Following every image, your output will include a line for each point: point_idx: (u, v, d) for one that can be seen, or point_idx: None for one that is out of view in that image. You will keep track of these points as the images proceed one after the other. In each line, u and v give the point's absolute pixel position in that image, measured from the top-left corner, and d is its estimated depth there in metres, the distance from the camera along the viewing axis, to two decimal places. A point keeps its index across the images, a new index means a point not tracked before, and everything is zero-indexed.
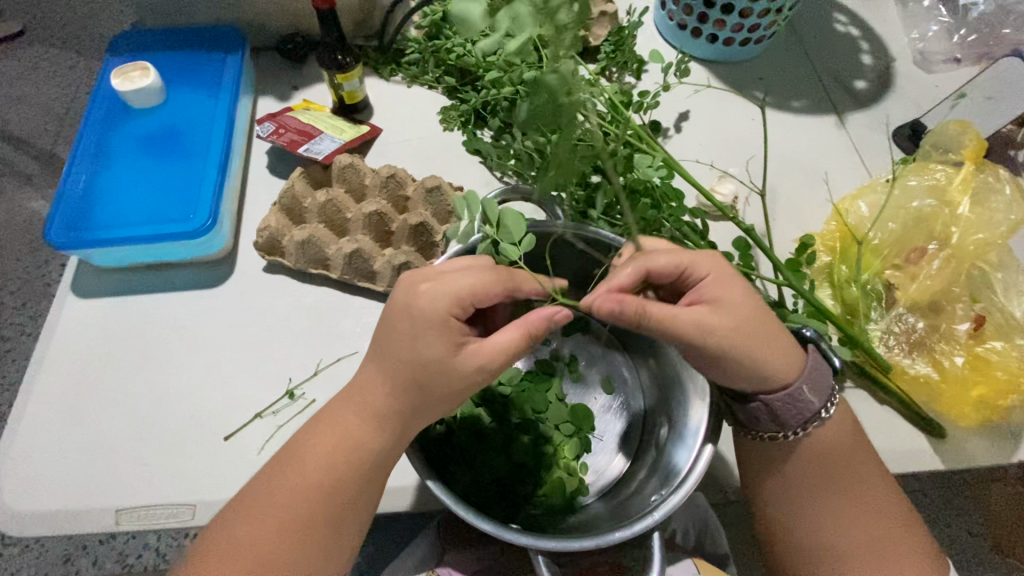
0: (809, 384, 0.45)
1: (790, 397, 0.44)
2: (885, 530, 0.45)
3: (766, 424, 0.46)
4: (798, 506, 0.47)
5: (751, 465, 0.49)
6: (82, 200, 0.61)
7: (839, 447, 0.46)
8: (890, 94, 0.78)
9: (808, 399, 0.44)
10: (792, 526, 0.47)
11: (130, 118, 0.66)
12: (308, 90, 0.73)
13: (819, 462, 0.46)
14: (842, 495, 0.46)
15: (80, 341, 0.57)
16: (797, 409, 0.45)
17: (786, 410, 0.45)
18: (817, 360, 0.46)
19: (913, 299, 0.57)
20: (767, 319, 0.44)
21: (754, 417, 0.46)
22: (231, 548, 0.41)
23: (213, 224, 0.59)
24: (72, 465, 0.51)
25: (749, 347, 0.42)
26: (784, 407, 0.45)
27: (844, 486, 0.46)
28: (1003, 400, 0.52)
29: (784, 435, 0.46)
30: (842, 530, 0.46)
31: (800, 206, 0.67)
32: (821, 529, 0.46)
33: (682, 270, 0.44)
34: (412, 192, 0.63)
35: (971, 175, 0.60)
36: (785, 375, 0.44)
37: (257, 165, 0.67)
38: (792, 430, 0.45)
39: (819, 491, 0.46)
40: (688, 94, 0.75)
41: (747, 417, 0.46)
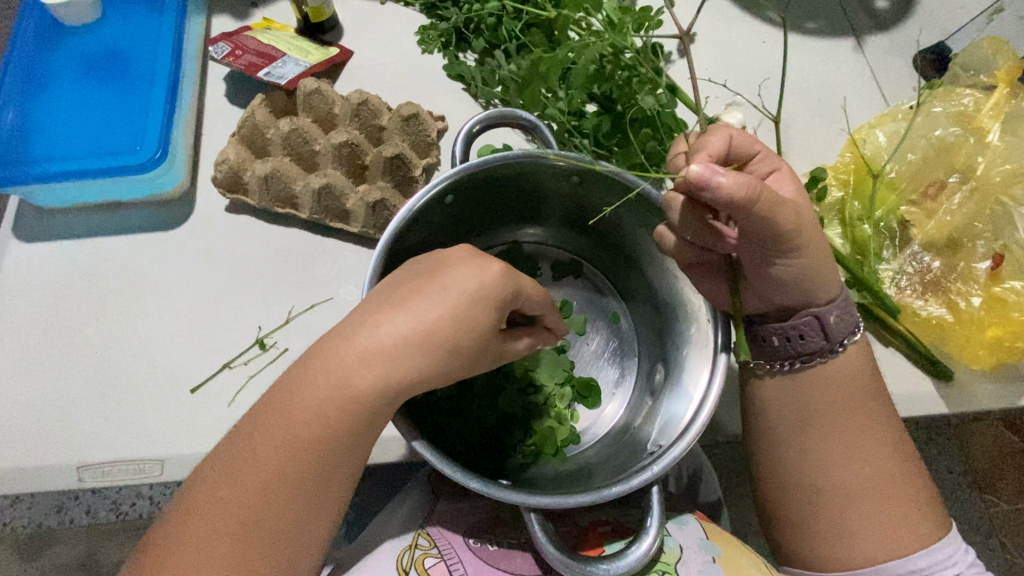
0: (842, 309, 0.43)
1: (825, 314, 0.42)
2: (892, 469, 0.44)
3: (814, 343, 0.43)
4: (789, 447, 0.45)
5: (753, 415, 0.46)
6: (13, 131, 0.54)
7: (839, 392, 0.44)
8: (915, 13, 0.71)
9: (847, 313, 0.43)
10: (772, 460, 0.46)
11: (64, 38, 0.58)
12: (268, 7, 0.64)
13: (815, 405, 0.44)
14: (847, 435, 0.44)
15: (31, 289, 0.52)
16: (845, 323, 0.43)
17: (835, 322, 0.43)
18: None
19: (930, 236, 0.53)
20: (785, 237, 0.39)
21: (799, 334, 0.43)
22: (191, 511, 0.36)
23: (163, 157, 0.53)
24: (27, 422, 0.47)
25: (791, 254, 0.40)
26: (822, 324, 0.43)
27: (841, 434, 0.44)
28: (1018, 342, 0.49)
29: (830, 351, 0.43)
30: (830, 478, 0.44)
31: (813, 138, 0.62)
32: (829, 468, 0.44)
33: (753, 158, 0.43)
34: (387, 121, 0.57)
35: (1004, 100, 0.55)
36: (833, 288, 0.42)
37: (211, 92, 0.59)
38: (838, 344, 0.43)
39: (813, 436, 0.44)
40: (696, 12, 0.68)
41: (793, 335, 0.43)
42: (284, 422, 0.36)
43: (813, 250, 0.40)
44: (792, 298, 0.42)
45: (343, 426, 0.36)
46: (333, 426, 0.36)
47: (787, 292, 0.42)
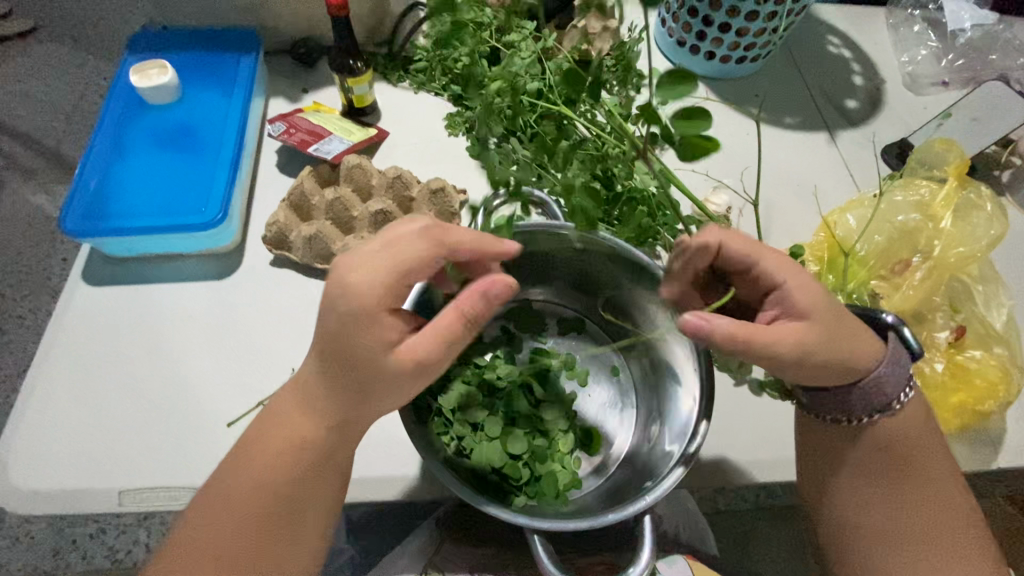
0: (887, 374, 0.46)
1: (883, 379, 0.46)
2: (942, 518, 0.47)
3: (856, 409, 0.47)
4: (840, 504, 0.49)
5: (811, 462, 0.51)
6: (96, 190, 0.62)
7: (898, 439, 0.47)
8: (881, 113, 0.82)
9: (891, 380, 0.46)
10: (835, 511, 0.49)
11: (146, 113, 0.67)
12: (319, 93, 0.75)
13: (866, 456, 0.48)
14: (897, 486, 0.47)
15: (91, 328, 0.58)
16: (893, 388, 0.46)
17: (875, 392, 0.46)
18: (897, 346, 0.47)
19: (898, 307, 0.59)
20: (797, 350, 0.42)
21: (845, 402, 0.47)
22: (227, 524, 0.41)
23: (223, 218, 0.60)
24: (77, 448, 0.52)
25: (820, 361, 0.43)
26: (880, 389, 0.46)
27: (890, 484, 0.48)
28: (981, 406, 0.54)
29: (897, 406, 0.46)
30: (899, 519, 0.47)
31: (792, 218, 0.70)
32: (877, 516, 0.48)
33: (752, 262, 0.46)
34: (417, 193, 0.65)
35: (954, 192, 0.63)
36: (872, 359, 0.45)
37: (267, 162, 0.69)
38: (878, 411, 0.47)
39: (865, 487, 0.48)
40: (687, 106, 0.78)
41: (853, 403, 0.46)
42: (314, 446, 0.40)
43: (840, 339, 0.43)
44: (849, 378, 0.45)
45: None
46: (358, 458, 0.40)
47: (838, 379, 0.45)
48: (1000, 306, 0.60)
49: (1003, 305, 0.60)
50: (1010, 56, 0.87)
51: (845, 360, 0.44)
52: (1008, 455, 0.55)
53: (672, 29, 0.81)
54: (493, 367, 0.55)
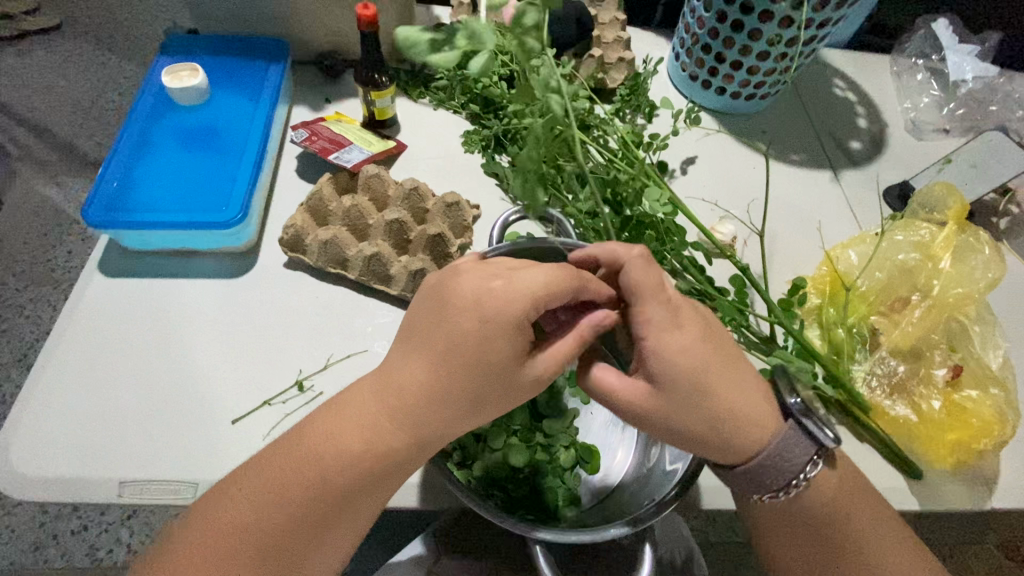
0: (783, 446, 0.45)
1: (774, 461, 0.45)
2: None
3: (769, 484, 0.46)
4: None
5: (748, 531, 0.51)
6: (119, 184, 0.64)
7: (818, 513, 0.46)
8: (883, 155, 0.84)
9: (788, 455, 0.45)
10: None
11: (173, 113, 0.69)
12: (342, 104, 0.78)
13: (779, 526, 0.48)
14: (817, 555, 0.47)
15: (103, 318, 0.59)
16: (792, 464, 0.45)
17: (771, 468, 0.45)
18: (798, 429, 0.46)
19: (896, 344, 0.60)
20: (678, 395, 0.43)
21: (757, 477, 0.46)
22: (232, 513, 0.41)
23: (243, 218, 0.61)
24: (82, 436, 0.52)
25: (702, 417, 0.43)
26: (772, 471, 0.45)
27: (808, 554, 0.47)
28: (977, 445, 0.55)
29: (785, 494, 0.46)
30: None
31: (795, 252, 0.72)
32: None
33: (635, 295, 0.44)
34: (432, 205, 0.67)
35: (954, 235, 0.65)
36: (762, 432, 0.45)
37: (287, 167, 0.71)
38: (783, 488, 0.45)
39: (788, 556, 0.48)
40: (697, 138, 0.81)
41: (753, 483, 0.46)
42: (336, 446, 0.42)
43: (694, 404, 0.43)
44: (726, 456, 0.45)
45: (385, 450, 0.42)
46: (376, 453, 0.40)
47: (707, 452, 0.45)
48: (996, 347, 0.61)
49: (999, 347, 0.61)
50: (1010, 107, 0.90)
51: (707, 436, 0.44)
52: (1003, 496, 0.55)
53: (685, 64, 0.85)
54: None
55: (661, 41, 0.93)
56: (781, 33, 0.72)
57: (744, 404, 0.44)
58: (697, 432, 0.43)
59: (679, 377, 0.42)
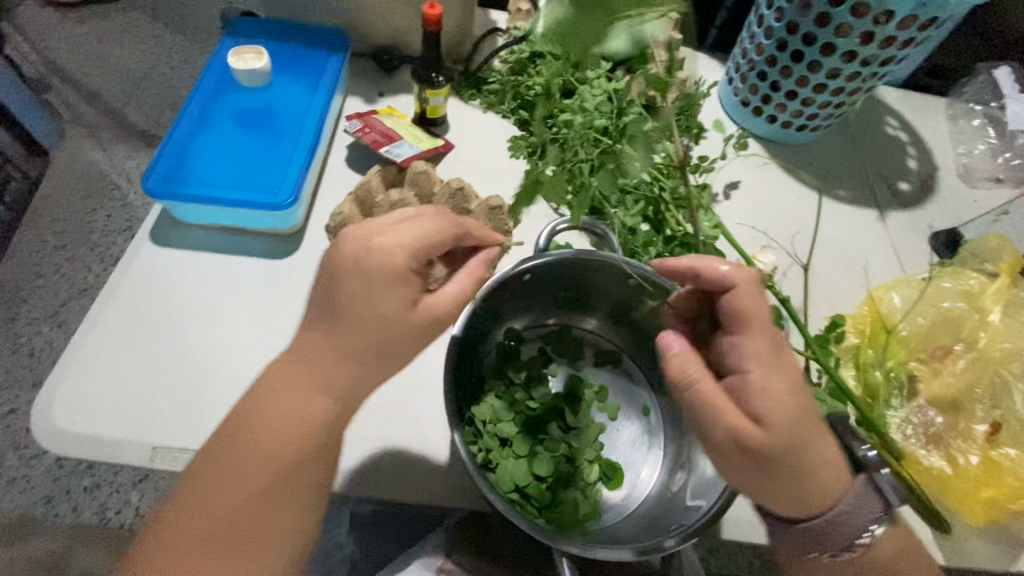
0: (853, 507, 0.46)
1: (845, 519, 0.46)
2: None
3: (837, 543, 0.46)
4: None
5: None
6: (177, 158, 0.65)
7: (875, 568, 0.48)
8: (932, 199, 0.83)
9: (856, 516, 0.46)
10: None
11: (234, 92, 0.71)
12: (395, 99, 0.79)
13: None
14: None
15: (150, 286, 0.60)
16: (861, 521, 0.46)
17: (839, 529, 0.46)
18: (867, 489, 0.47)
19: (935, 393, 0.59)
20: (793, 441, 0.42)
21: (829, 537, 0.46)
22: None
23: (293, 202, 0.63)
24: (120, 399, 0.54)
25: (795, 469, 0.43)
26: (840, 530, 0.46)
27: None
28: (1010, 505, 0.54)
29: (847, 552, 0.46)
30: None
31: (835, 289, 0.71)
32: None
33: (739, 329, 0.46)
34: (475, 207, 0.68)
35: (1005, 288, 0.63)
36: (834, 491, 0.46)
37: (337, 155, 0.72)
38: (841, 550, 0.46)
39: None
40: (744, 164, 0.80)
41: (819, 539, 0.46)
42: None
43: (796, 458, 0.42)
44: (797, 507, 0.45)
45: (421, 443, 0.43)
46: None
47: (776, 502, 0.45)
48: None
49: None
50: None
51: (790, 489, 0.44)
52: None
53: (738, 89, 0.84)
54: (526, 388, 0.57)
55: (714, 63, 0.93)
56: (842, 67, 0.72)
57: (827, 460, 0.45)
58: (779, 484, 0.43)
59: (787, 428, 0.42)
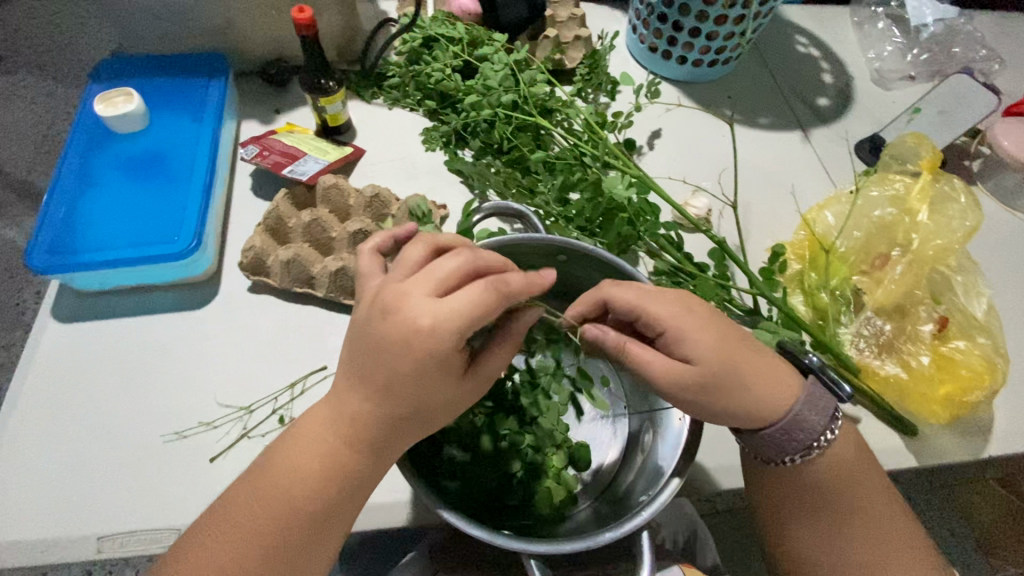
0: (805, 412, 0.45)
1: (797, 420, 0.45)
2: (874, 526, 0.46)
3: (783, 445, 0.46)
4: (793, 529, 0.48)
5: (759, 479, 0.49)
6: (63, 225, 0.60)
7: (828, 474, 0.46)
8: (851, 109, 0.83)
9: (809, 422, 0.45)
10: (792, 537, 0.48)
11: (113, 143, 0.66)
12: (292, 113, 0.74)
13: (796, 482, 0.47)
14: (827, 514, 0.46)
15: (64, 366, 0.56)
16: (813, 423, 0.45)
17: (786, 432, 0.45)
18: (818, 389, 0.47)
19: (881, 302, 0.60)
20: (747, 361, 0.44)
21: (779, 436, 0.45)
22: (201, 556, 0.39)
23: (198, 245, 0.59)
24: (51, 492, 0.50)
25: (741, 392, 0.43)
26: (791, 431, 0.45)
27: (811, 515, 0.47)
28: (969, 397, 0.54)
29: (809, 450, 0.46)
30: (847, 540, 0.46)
31: (770, 218, 0.71)
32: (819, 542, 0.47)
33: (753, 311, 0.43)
34: (396, 211, 0.64)
35: (929, 185, 0.63)
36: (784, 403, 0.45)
37: (241, 186, 0.68)
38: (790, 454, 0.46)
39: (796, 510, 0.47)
40: (660, 113, 0.79)
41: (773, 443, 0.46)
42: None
43: (739, 375, 0.43)
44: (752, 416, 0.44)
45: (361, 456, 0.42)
46: (360, 461, 0.40)
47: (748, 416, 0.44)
48: (980, 295, 0.60)
49: (983, 294, 0.60)
50: (974, 48, 0.89)
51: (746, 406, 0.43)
52: (999, 443, 0.56)
53: (643, 35, 0.82)
54: None
55: (616, 14, 0.90)
56: None
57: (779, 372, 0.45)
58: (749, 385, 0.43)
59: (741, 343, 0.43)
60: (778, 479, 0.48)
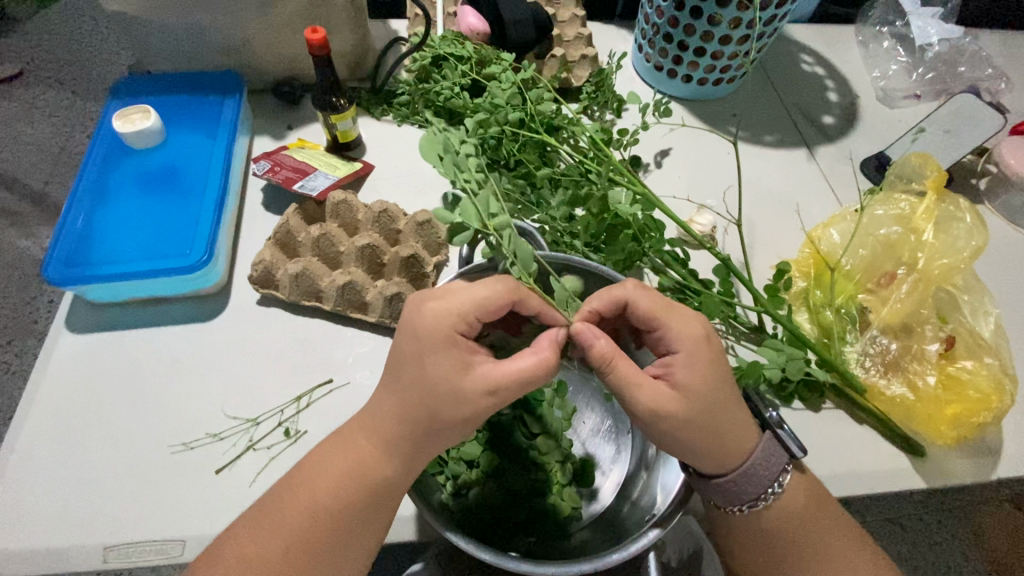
0: (760, 462, 0.45)
1: (754, 473, 0.45)
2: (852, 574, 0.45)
3: (741, 495, 0.46)
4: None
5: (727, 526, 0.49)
6: (79, 238, 0.61)
7: (793, 521, 0.46)
8: (855, 127, 0.84)
9: (762, 474, 0.45)
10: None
11: (130, 158, 0.68)
12: (303, 129, 0.76)
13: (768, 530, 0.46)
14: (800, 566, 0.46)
15: (76, 377, 0.57)
16: (767, 471, 0.45)
17: (740, 486, 0.45)
18: (773, 443, 0.46)
19: (886, 321, 0.60)
20: (709, 412, 0.43)
21: (735, 487, 0.45)
22: None
23: (209, 259, 0.60)
24: (60, 502, 0.50)
25: (692, 443, 0.43)
26: (746, 482, 0.45)
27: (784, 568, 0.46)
28: (976, 418, 0.54)
29: (764, 501, 0.46)
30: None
31: (774, 235, 0.71)
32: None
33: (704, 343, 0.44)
34: (403, 226, 0.65)
35: (934, 205, 0.64)
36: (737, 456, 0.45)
37: (252, 201, 0.69)
38: (743, 505, 0.46)
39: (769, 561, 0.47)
40: (664, 132, 0.80)
41: (729, 494, 0.46)
42: (329, 475, 0.43)
43: (700, 423, 0.42)
44: (706, 465, 0.45)
45: (367, 468, 0.42)
46: None
47: (701, 463, 0.45)
48: (986, 315, 0.60)
49: (989, 314, 0.60)
50: (979, 67, 0.90)
51: (703, 450, 0.43)
52: (1008, 465, 0.55)
53: (648, 55, 0.83)
54: None
55: (622, 33, 0.92)
56: (741, 15, 0.71)
57: (743, 425, 0.45)
58: (700, 439, 0.43)
59: (704, 400, 0.42)
60: (733, 527, 0.48)
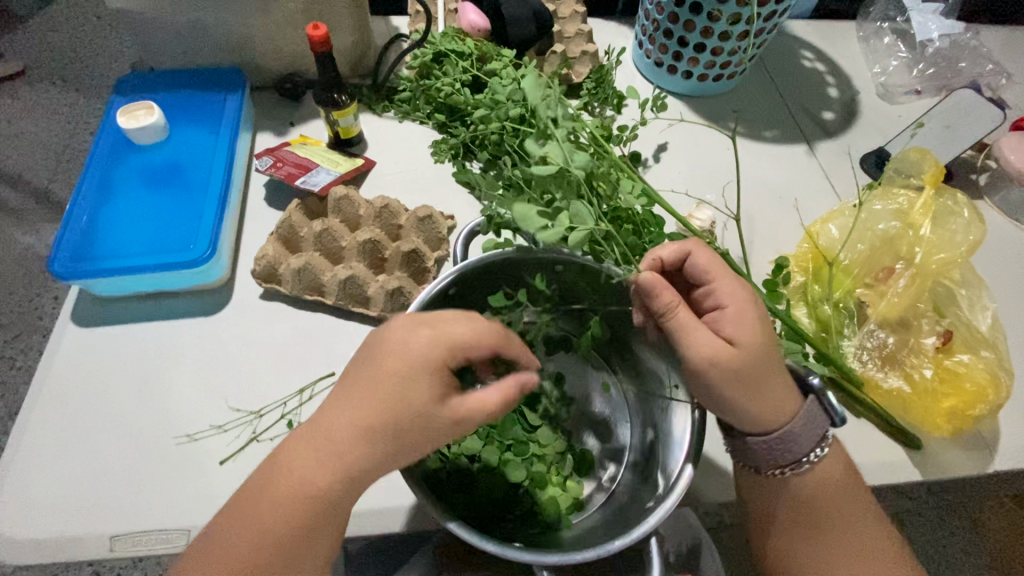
0: (801, 426, 0.46)
1: (795, 436, 0.46)
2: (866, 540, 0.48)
3: (781, 458, 0.47)
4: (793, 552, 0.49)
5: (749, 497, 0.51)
6: (84, 232, 0.62)
7: (819, 492, 0.48)
8: (855, 123, 0.84)
9: (801, 439, 0.46)
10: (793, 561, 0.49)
11: (134, 154, 0.68)
12: (305, 126, 0.77)
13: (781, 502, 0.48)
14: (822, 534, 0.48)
15: (81, 370, 0.58)
16: (812, 434, 0.47)
17: (777, 448, 0.47)
18: (815, 407, 0.47)
19: (883, 315, 0.60)
20: (759, 367, 0.44)
21: (777, 449, 0.47)
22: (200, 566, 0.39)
23: (212, 253, 0.61)
24: (66, 493, 0.51)
25: (733, 396, 0.44)
26: (784, 444, 0.47)
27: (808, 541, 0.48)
28: (972, 411, 0.54)
29: (800, 465, 0.47)
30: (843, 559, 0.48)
31: (773, 230, 0.71)
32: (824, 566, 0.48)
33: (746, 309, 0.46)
34: (405, 221, 0.66)
35: (932, 199, 0.64)
36: (778, 418, 0.46)
37: (255, 197, 0.70)
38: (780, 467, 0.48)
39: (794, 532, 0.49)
40: (664, 127, 0.80)
41: (767, 456, 0.47)
42: None
43: (745, 379, 0.44)
44: (747, 422, 0.46)
45: None
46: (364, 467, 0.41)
47: (742, 421, 0.46)
48: (984, 309, 0.60)
49: (987, 308, 0.60)
50: (980, 63, 0.90)
51: (744, 405, 0.45)
52: (1005, 458, 0.55)
53: (649, 51, 0.84)
54: None
55: (623, 30, 0.93)
56: (740, 11, 0.71)
57: (784, 389, 0.46)
58: (744, 396, 0.44)
59: (749, 361, 0.44)
60: (763, 492, 0.50)
